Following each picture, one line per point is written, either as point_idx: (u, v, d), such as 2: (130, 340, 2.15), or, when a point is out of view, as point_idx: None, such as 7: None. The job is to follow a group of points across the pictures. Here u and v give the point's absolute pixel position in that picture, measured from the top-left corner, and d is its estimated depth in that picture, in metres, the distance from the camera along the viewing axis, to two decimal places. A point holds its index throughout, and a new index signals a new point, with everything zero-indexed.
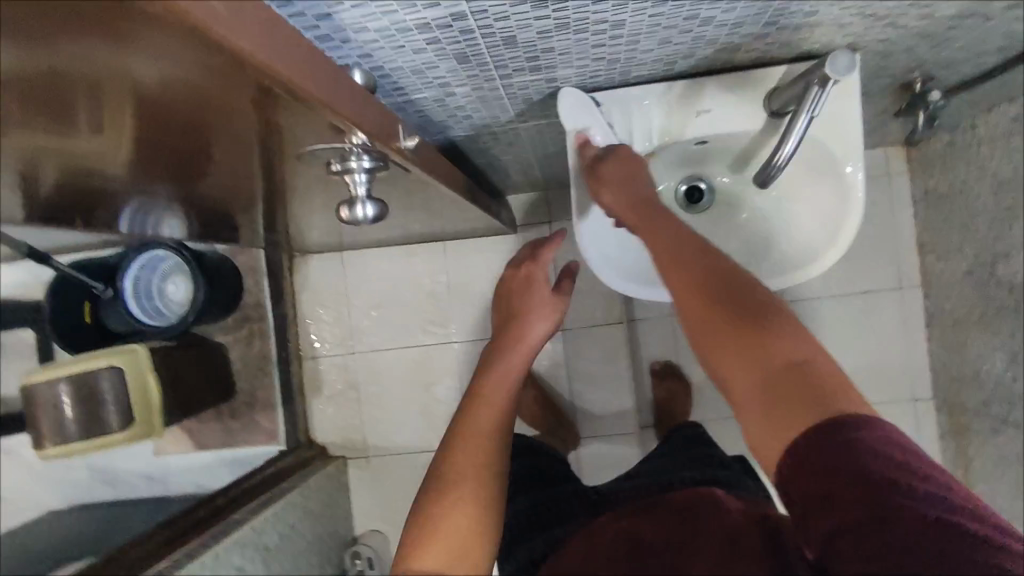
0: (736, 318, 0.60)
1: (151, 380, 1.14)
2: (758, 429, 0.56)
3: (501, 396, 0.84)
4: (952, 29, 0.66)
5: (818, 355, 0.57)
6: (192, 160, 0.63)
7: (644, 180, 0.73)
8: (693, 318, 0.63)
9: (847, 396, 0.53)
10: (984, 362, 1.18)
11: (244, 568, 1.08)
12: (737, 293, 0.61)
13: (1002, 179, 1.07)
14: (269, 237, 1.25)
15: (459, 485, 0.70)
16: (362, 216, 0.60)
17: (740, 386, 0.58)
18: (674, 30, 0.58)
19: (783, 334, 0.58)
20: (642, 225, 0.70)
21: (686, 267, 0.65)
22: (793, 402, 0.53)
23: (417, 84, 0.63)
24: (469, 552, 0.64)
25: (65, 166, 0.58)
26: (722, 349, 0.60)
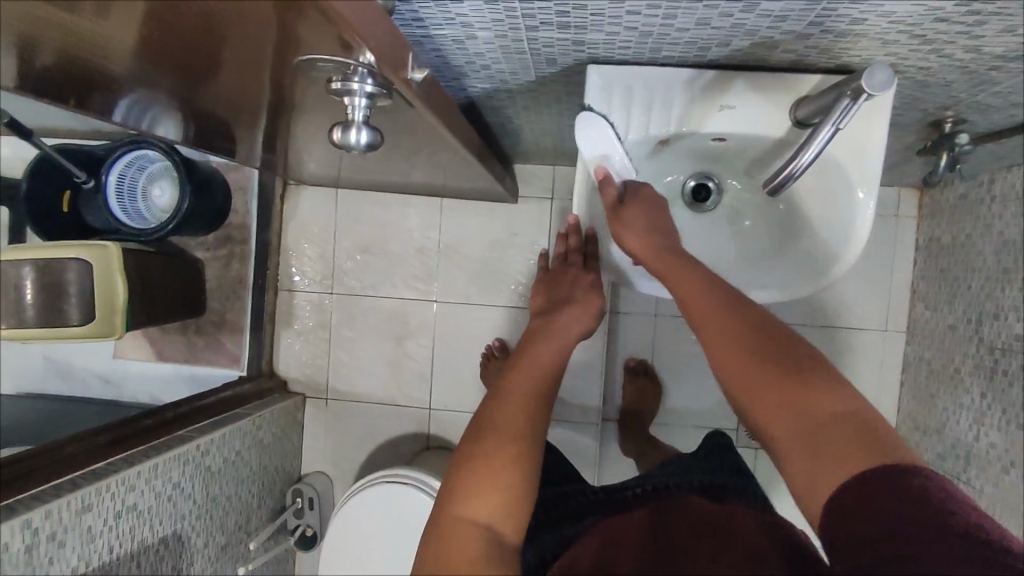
0: (777, 366, 0.59)
1: (118, 280, 1.10)
2: (795, 469, 0.54)
3: (539, 357, 0.78)
4: (996, 69, 0.64)
5: (861, 406, 0.55)
6: (197, 63, 0.60)
7: (665, 229, 0.75)
8: (724, 358, 0.63)
9: (886, 440, 0.52)
10: (950, 416, 1.19)
11: (182, 484, 1.06)
12: (778, 340, 0.61)
13: (1006, 239, 1.06)
14: (264, 158, 1.21)
15: (506, 441, 0.65)
16: (355, 143, 0.57)
17: (778, 429, 0.57)
18: (714, 10, 0.55)
19: (828, 384, 0.57)
20: (664, 268, 0.71)
21: (714, 310, 0.65)
22: (837, 450, 0.52)
23: (439, 18, 0.60)
24: (513, 511, 0.61)
25: (61, 42, 0.56)
26: (762, 391, 0.59)
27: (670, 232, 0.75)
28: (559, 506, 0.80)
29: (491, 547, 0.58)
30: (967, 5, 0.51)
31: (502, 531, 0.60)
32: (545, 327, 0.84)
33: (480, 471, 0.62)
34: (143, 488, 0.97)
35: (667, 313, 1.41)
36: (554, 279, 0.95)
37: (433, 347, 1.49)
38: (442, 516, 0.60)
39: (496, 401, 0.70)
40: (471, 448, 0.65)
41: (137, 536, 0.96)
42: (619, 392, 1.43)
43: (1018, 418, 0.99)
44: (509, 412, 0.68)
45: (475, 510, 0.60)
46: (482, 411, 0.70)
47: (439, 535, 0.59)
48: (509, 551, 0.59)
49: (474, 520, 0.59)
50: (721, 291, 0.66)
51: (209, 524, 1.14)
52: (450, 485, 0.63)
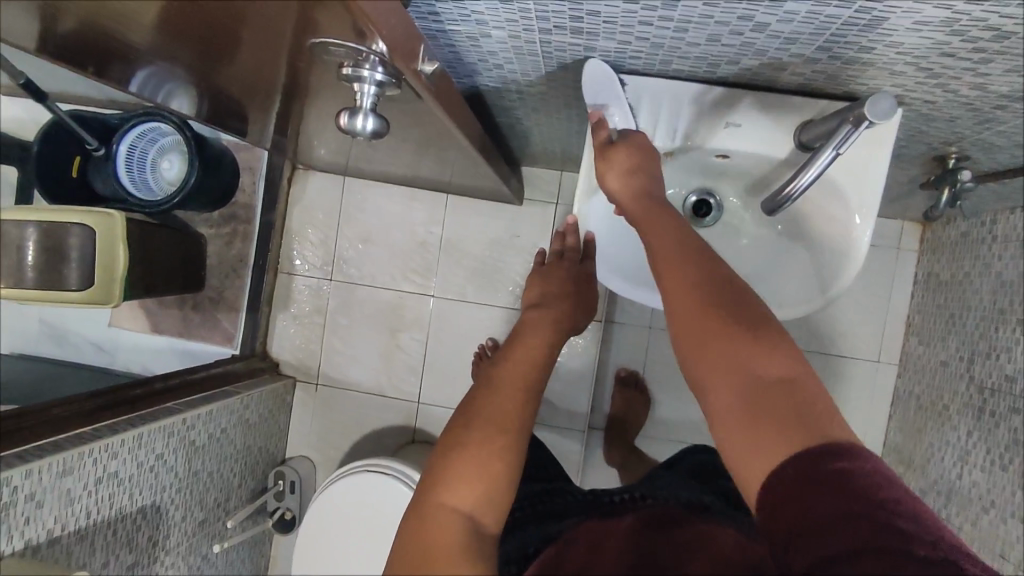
0: (727, 326, 0.52)
1: (121, 249, 1.11)
2: (732, 447, 0.49)
3: (534, 353, 0.76)
4: (1001, 109, 0.64)
5: (804, 371, 0.51)
6: (216, 40, 0.61)
7: (653, 175, 0.67)
8: (672, 315, 0.56)
9: (831, 418, 0.48)
10: (935, 452, 1.19)
11: (164, 456, 1.06)
12: (731, 291, 0.54)
13: (1003, 280, 1.06)
14: (275, 140, 1.22)
15: (498, 435, 0.65)
16: (361, 129, 0.58)
17: (717, 397, 0.51)
18: (725, 27, 0.56)
19: (772, 346, 0.51)
20: (636, 210, 0.65)
21: (674, 259, 0.58)
22: (772, 427, 0.47)
23: (454, 13, 0.60)
24: (496, 500, 0.62)
25: (82, 10, 0.57)
26: (708, 352, 0.52)
27: (659, 172, 0.69)
28: (544, 505, 0.82)
29: (471, 534, 0.58)
30: (974, 41, 0.51)
31: (484, 520, 0.60)
32: (541, 319, 0.82)
33: (468, 460, 0.62)
34: (125, 457, 0.98)
35: (662, 326, 1.41)
36: (547, 273, 0.88)
37: (426, 341, 1.49)
38: (425, 499, 0.60)
39: (490, 392, 0.70)
40: (461, 436, 0.65)
41: (115, 504, 0.96)
42: (608, 402, 1.43)
43: (1002, 459, 0.99)
44: (503, 405, 0.68)
45: (459, 497, 0.60)
46: (473, 401, 0.69)
47: (420, 517, 0.59)
48: (489, 539, 0.60)
49: (458, 507, 0.60)
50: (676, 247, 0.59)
51: (188, 499, 1.14)
52: (436, 470, 0.62)
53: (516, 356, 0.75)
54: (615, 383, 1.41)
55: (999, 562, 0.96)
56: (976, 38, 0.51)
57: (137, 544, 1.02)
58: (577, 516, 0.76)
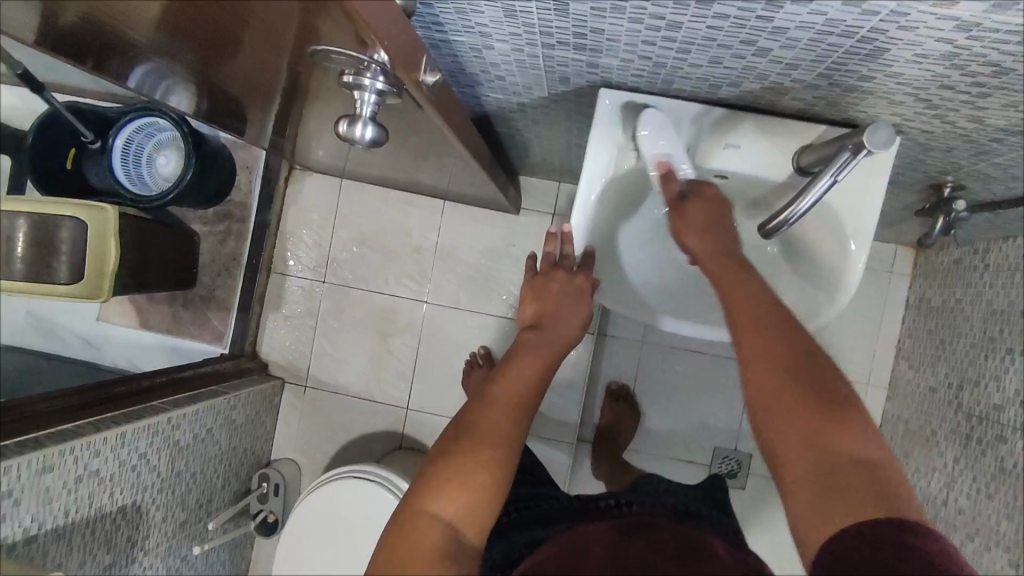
0: (809, 395, 0.56)
1: (112, 241, 1.10)
2: (800, 505, 0.53)
3: (528, 370, 0.72)
4: (996, 141, 0.64)
5: (883, 455, 0.54)
6: (224, 41, 0.61)
7: (727, 230, 0.69)
8: (753, 383, 0.59)
9: (903, 496, 0.51)
10: (921, 478, 1.19)
11: (147, 455, 1.05)
12: (819, 366, 0.58)
13: (994, 309, 1.07)
14: (274, 141, 1.21)
15: (486, 449, 0.64)
16: (359, 137, 0.58)
17: (789, 463, 0.55)
18: (728, 50, 0.56)
19: (858, 428, 0.55)
20: (715, 267, 0.66)
21: (759, 328, 0.60)
22: (848, 494, 0.51)
23: (458, 24, 0.61)
24: (481, 515, 0.61)
25: (94, 5, 0.57)
26: (789, 422, 0.56)
27: (733, 236, 0.69)
28: (532, 510, 0.81)
29: (449, 545, 0.58)
30: (973, 75, 0.52)
31: (465, 532, 0.60)
32: (538, 336, 0.77)
33: (451, 469, 0.62)
34: (107, 455, 0.96)
35: (654, 340, 1.41)
36: (540, 292, 0.83)
37: (417, 348, 1.48)
38: (409, 505, 0.60)
39: (481, 407, 0.67)
40: (448, 445, 0.64)
41: (95, 503, 0.95)
42: (597, 414, 1.43)
43: (986, 487, 1.00)
44: (497, 418, 0.67)
45: (442, 505, 0.60)
46: (465, 416, 0.67)
47: (402, 523, 0.60)
48: (468, 550, 0.59)
49: (439, 517, 0.59)
50: (764, 316, 0.61)
51: (170, 499, 1.13)
52: (423, 479, 0.62)
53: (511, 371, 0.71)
54: (606, 396, 1.40)
55: None
56: (974, 72, 0.51)
57: (116, 543, 1.01)
58: (567, 522, 0.75)
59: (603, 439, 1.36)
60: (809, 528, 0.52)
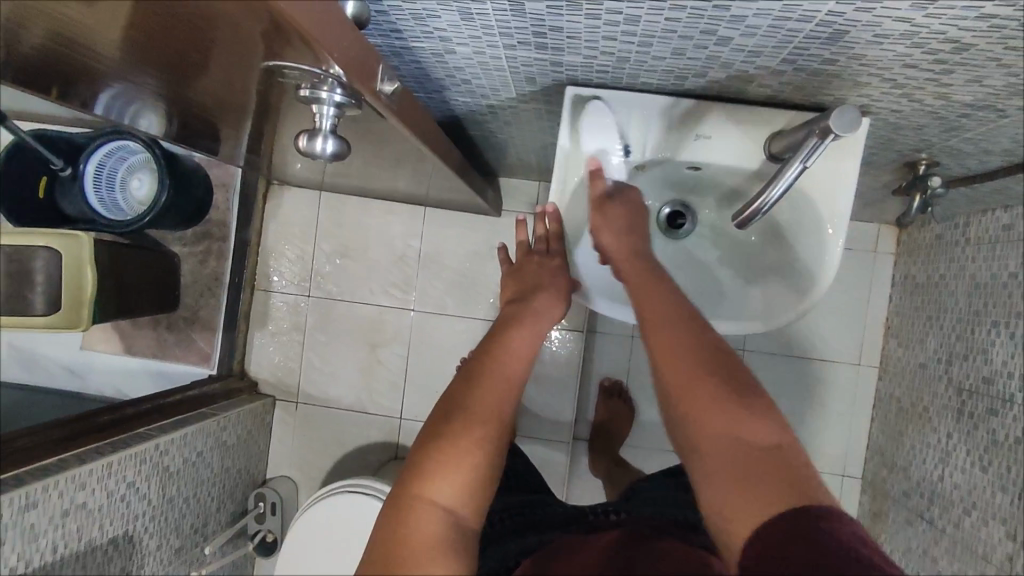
0: (715, 385, 0.61)
1: (87, 273, 1.07)
2: (713, 494, 0.57)
3: (521, 349, 0.72)
4: (966, 117, 0.64)
5: (788, 440, 0.58)
6: (181, 60, 0.59)
7: (642, 234, 0.75)
8: (670, 379, 0.63)
9: (806, 477, 0.55)
10: (917, 455, 1.19)
11: (137, 484, 1.04)
12: (719, 360, 0.63)
13: (978, 282, 1.07)
14: (249, 157, 1.20)
15: (482, 426, 0.63)
16: (320, 151, 0.56)
17: (705, 454, 0.59)
18: (689, 41, 0.55)
19: (765, 416, 0.59)
20: (636, 279, 0.72)
21: (666, 325, 0.66)
22: (747, 480, 0.55)
23: (416, 30, 0.60)
24: (477, 497, 0.61)
25: (47, 32, 0.56)
26: (696, 416, 0.60)
27: (646, 237, 0.76)
28: (526, 518, 0.79)
29: (450, 531, 0.57)
30: (935, 53, 0.51)
31: (464, 516, 0.59)
32: (520, 315, 0.76)
33: (449, 450, 0.61)
34: (94, 487, 0.95)
35: None
36: (518, 272, 0.83)
37: (407, 356, 1.47)
38: (405, 492, 0.59)
39: (473, 385, 0.66)
40: (442, 426, 0.63)
41: (85, 536, 0.93)
42: (591, 411, 1.42)
43: (980, 460, 1.00)
44: (492, 395, 0.66)
45: (441, 492, 0.59)
46: (457, 391, 0.66)
47: (399, 513, 0.57)
48: (467, 535, 0.59)
49: (440, 503, 0.58)
50: (672, 314, 0.67)
51: (163, 526, 1.11)
52: (418, 465, 0.60)
53: (503, 348, 0.71)
54: (599, 393, 1.40)
55: (981, 564, 0.97)
56: (936, 50, 0.51)
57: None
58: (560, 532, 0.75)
59: (599, 438, 1.36)
60: (725, 519, 0.55)
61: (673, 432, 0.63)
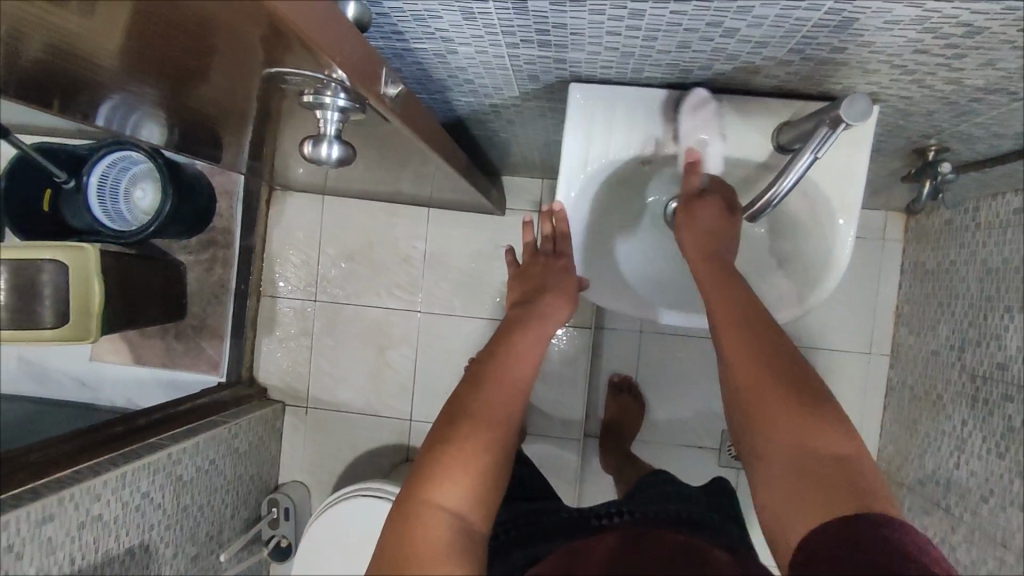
0: (789, 387, 0.60)
1: (95, 287, 1.09)
2: (782, 501, 0.57)
3: (528, 351, 0.72)
4: (977, 101, 0.63)
5: (859, 453, 0.58)
6: (184, 69, 0.59)
7: (731, 237, 0.72)
8: (737, 376, 0.63)
9: (875, 489, 0.55)
10: (931, 443, 1.18)
11: (151, 493, 1.04)
12: (793, 364, 0.62)
13: (990, 268, 1.06)
14: (251, 164, 1.20)
15: (488, 428, 0.63)
16: (326, 157, 0.56)
17: (776, 458, 0.59)
18: (695, 33, 0.55)
19: (833, 420, 0.59)
20: (704, 275, 0.70)
21: (741, 324, 0.65)
22: (823, 488, 0.55)
23: (418, 32, 0.59)
24: (485, 501, 0.60)
25: (47, 47, 0.56)
26: (769, 415, 0.60)
27: (729, 244, 0.72)
28: (532, 527, 0.79)
29: (457, 536, 0.56)
30: (946, 38, 0.51)
31: (471, 520, 0.58)
32: (527, 318, 0.76)
33: (455, 454, 0.60)
34: (109, 498, 0.95)
35: (652, 330, 1.40)
36: (524, 274, 0.83)
37: (415, 358, 1.47)
38: (413, 498, 0.58)
39: (478, 388, 0.66)
40: (447, 430, 0.62)
41: (101, 548, 0.94)
42: (602, 408, 1.42)
43: (997, 446, 0.99)
44: (498, 398, 0.66)
45: (448, 495, 0.58)
46: (461, 393, 0.66)
47: (407, 518, 0.57)
48: (477, 538, 0.58)
49: (447, 507, 0.58)
50: (747, 312, 0.66)
51: (179, 535, 1.12)
52: (424, 468, 0.60)
53: (509, 351, 0.71)
54: (609, 390, 1.39)
55: (1001, 551, 0.96)
56: (947, 34, 0.50)
57: None
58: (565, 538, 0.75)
59: (610, 434, 1.35)
60: (786, 527, 0.56)
61: (740, 429, 0.63)
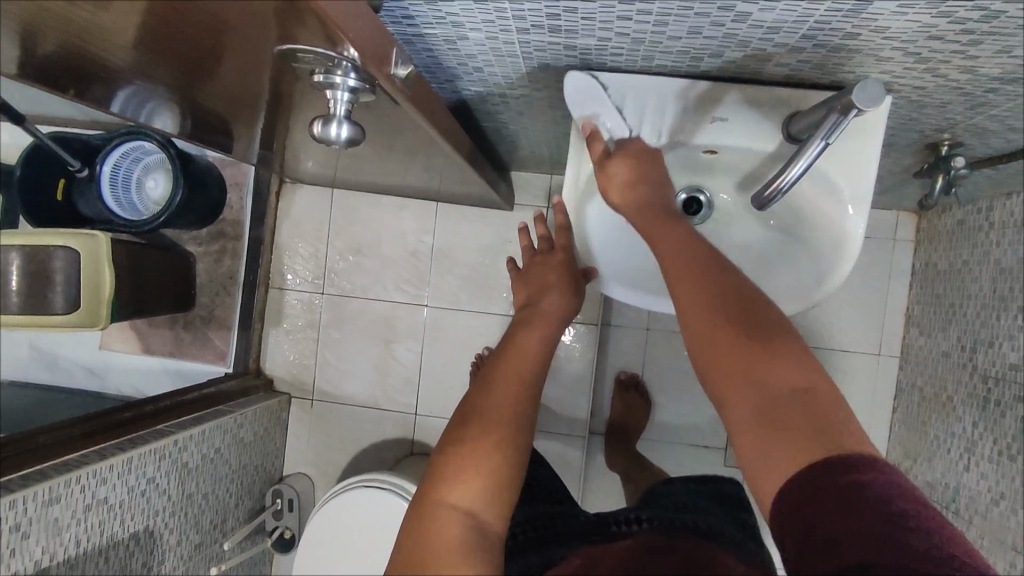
0: (737, 331, 0.59)
1: (106, 271, 1.08)
2: (750, 450, 0.56)
3: (533, 353, 0.72)
4: (992, 92, 0.63)
5: (819, 383, 0.56)
6: (199, 59, 0.59)
7: (652, 176, 0.72)
8: (694, 334, 0.62)
9: (842, 417, 0.54)
10: (941, 446, 1.17)
11: (156, 480, 1.04)
12: (748, 306, 0.61)
13: (1003, 267, 1.04)
14: (263, 155, 1.20)
15: (495, 425, 0.63)
16: (335, 137, 0.56)
17: (736, 403, 0.58)
18: (706, 18, 0.55)
19: (788, 359, 0.57)
20: (643, 225, 0.70)
21: (688, 275, 0.64)
22: (786, 431, 0.54)
23: (428, 16, 0.59)
24: (500, 498, 0.59)
25: (67, 37, 0.57)
26: (721, 365, 0.59)
27: (658, 176, 0.73)
28: (547, 528, 0.77)
29: (474, 533, 0.55)
30: (962, 23, 0.50)
31: (487, 518, 0.58)
32: (532, 320, 0.77)
33: (465, 454, 0.60)
34: (115, 483, 0.95)
35: (659, 327, 1.40)
36: (527, 277, 0.85)
37: (421, 352, 1.47)
38: (425, 498, 0.58)
39: (487, 389, 0.67)
40: (458, 433, 0.62)
41: (105, 532, 0.94)
42: (607, 405, 1.41)
43: (1008, 449, 0.97)
44: (506, 399, 0.66)
45: (462, 496, 0.58)
46: (468, 399, 0.67)
47: (420, 520, 0.56)
48: (493, 538, 0.57)
49: (460, 506, 0.57)
50: (690, 258, 0.65)
51: (183, 522, 1.12)
52: (436, 471, 0.60)
53: (516, 354, 0.71)
54: (616, 387, 1.39)
55: (1011, 555, 0.94)
56: (964, 19, 0.49)
57: (131, 569, 1.00)
58: (579, 540, 0.73)
59: (617, 433, 1.35)
60: (758, 472, 0.54)
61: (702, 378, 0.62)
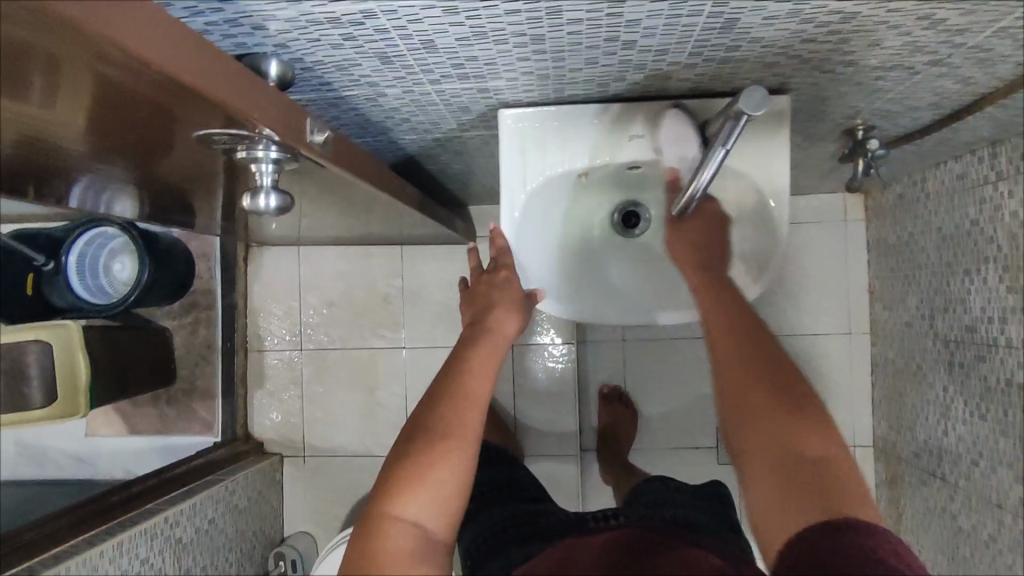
0: (772, 392, 0.65)
1: (80, 359, 1.10)
2: (765, 504, 0.60)
3: (485, 368, 0.72)
4: (881, 79, 0.67)
5: (839, 454, 0.60)
6: (140, 153, 0.63)
7: (717, 251, 0.79)
8: (729, 391, 0.68)
9: (856, 488, 0.57)
10: (920, 414, 1.19)
11: (151, 560, 1.04)
12: (785, 375, 0.66)
13: (945, 235, 1.08)
14: (226, 225, 1.24)
15: (449, 441, 0.64)
16: (265, 207, 0.57)
17: (758, 458, 0.62)
18: (598, 49, 0.59)
19: (814, 425, 0.62)
20: (700, 293, 0.77)
21: (731, 339, 0.71)
22: (802, 490, 0.58)
23: (343, 80, 0.63)
24: (449, 510, 0.62)
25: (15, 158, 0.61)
26: (752, 420, 0.64)
27: (721, 256, 0.79)
28: (528, 526, 0.78)
29: (420, 543, 0.58)
30: (826, 26, 0.54)
31: (434, 529, 0.60)
32: (478, 335, 0.76)
33: (412, 468, 0.62)
34: (107, 569, 0.95)
35: (634, 337, 1.42)
36: (473, 291, 0.85)
37: (405, 394, 1.48)
38: (377, 510, 0.60)
39: (438, 403, 0.67)
40: (404, 446, 0.64)
41: None
42: (595, 419, 1.43)
43: (978, 409, 1.00)
44: (455, 414, 0.66)
45: (411, 510, 0.60)
46: (418, 413, 0.67)
47: (369, 531, 0.59)
48: (439, 546, 0.60)
49: (411, 519, 0.59)
50: (744, 329, 0.71)
51: None
52: (386, 483, 0.61)
53: (468, 368, 0.71)
54: (600, 401, 1.40)
55: (998, 512, 0.96)
56: (826, 22, 0.54)
57: None
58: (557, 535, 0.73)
59: (607, 446, 1.36)
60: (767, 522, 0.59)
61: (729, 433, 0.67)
